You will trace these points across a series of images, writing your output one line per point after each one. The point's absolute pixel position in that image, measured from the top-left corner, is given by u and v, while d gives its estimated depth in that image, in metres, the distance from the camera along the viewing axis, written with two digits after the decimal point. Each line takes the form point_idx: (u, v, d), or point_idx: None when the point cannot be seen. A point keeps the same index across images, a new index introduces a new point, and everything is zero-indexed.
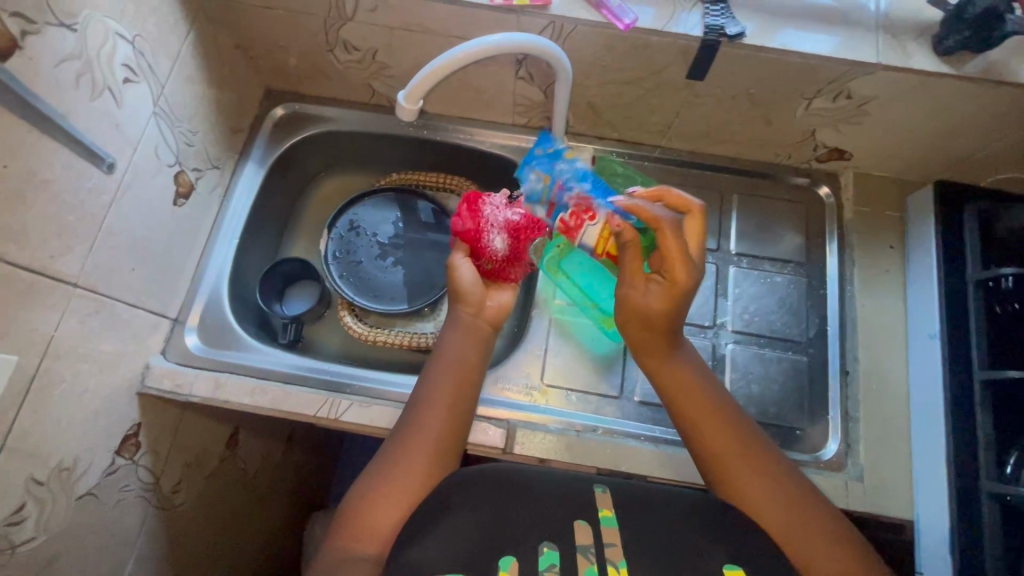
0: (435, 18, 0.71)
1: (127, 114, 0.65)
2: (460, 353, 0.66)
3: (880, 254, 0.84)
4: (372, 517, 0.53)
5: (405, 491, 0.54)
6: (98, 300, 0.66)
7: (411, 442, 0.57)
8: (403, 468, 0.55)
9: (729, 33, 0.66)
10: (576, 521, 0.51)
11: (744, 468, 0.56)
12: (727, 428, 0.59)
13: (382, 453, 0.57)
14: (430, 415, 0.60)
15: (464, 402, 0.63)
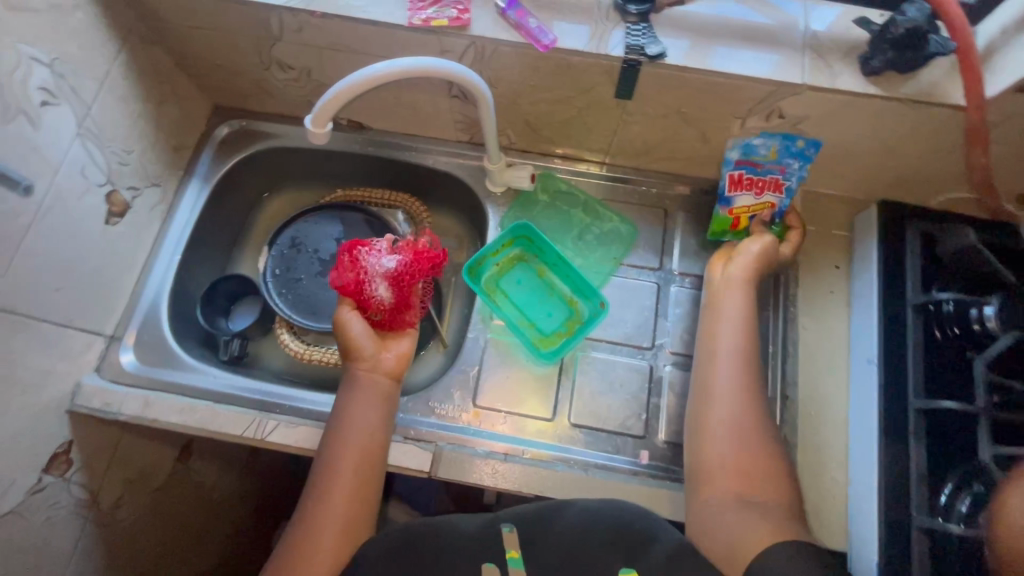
0: (359, 39, 0.71)
1: (44, 136, 0.65)
2: (362, 418, 0.68)
3: (825, 274, 0.82)
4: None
5: (319, 560, 0.59)
6: (17, 321, 0.66)
7: (318, 519, 0.61)
8: (317, 545, 0.60)
9: (648, 53, 0.64)
10: (486, 564, 0.58)
11: (733, 410, 0.64)
12: (738, 358, 0.67)
13: (295, 540, 0.61)
14: (332, 487, 0.63)
15: (368, 466, 0.66)
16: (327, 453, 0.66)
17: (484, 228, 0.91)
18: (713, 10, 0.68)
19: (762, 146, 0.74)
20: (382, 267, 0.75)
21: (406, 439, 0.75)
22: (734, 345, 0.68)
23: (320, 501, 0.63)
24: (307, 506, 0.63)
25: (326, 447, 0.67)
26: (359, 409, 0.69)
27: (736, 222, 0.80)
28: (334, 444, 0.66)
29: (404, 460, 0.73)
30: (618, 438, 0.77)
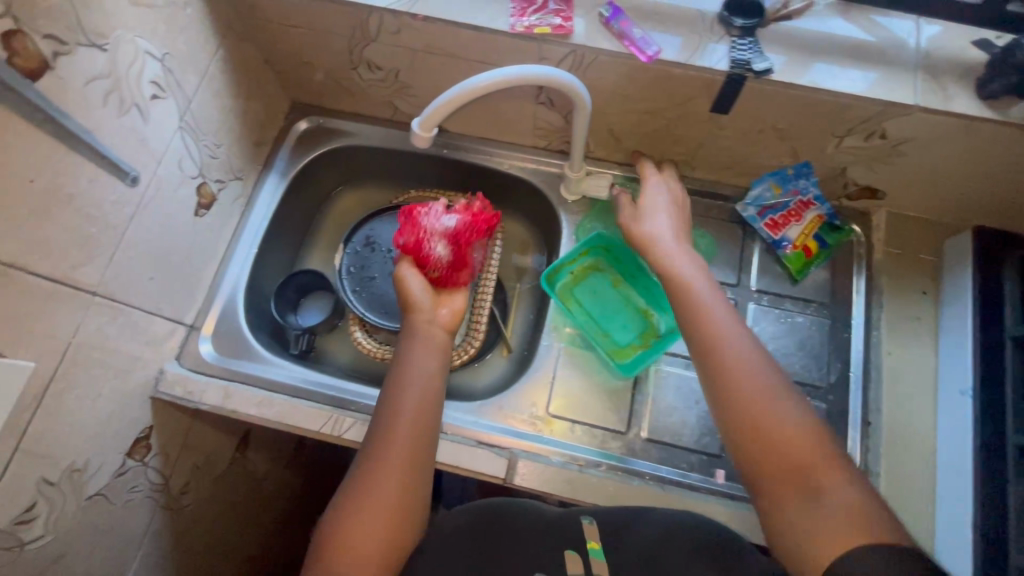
0: (456, 43, 0.71)
1: (152, 129, 0.66)
2: (422, 377, 0.66)
3: (911, 299, 0.80)
4: (353, 555, 0.54)
5: (375, 523, 0.56)
6: (116, 308, 0.67)
7: (375, 479, 0.58)
8: (369, 504, 0.56)
9: (756, 69, 0.63)
10: (566, 550, 0.55)
11: (766, 422, 0.53)
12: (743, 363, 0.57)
13: (353, 485, 0.58)
14: (391, 443, 0.60)
15: (427, 427, 0.63)
16: (385, 411, 0.63)
17: (557, 235, 0.90)
18: (820, 27, 0.67)
19: (762, 193, 0.84)
20: (441, 226, 0.77)
21: (481, 444, 0.76)
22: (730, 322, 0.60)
23: (378, 459, 0.59)
24: (363, 462, 0.60)
25: (384, 406, 0.64)
26: (418, 369, 0.66)
27: (806, 249, 0.83)
28: (392, 400, 0.64)
29: (481, 465, 0.73)
30: (693, 455, 0.77)
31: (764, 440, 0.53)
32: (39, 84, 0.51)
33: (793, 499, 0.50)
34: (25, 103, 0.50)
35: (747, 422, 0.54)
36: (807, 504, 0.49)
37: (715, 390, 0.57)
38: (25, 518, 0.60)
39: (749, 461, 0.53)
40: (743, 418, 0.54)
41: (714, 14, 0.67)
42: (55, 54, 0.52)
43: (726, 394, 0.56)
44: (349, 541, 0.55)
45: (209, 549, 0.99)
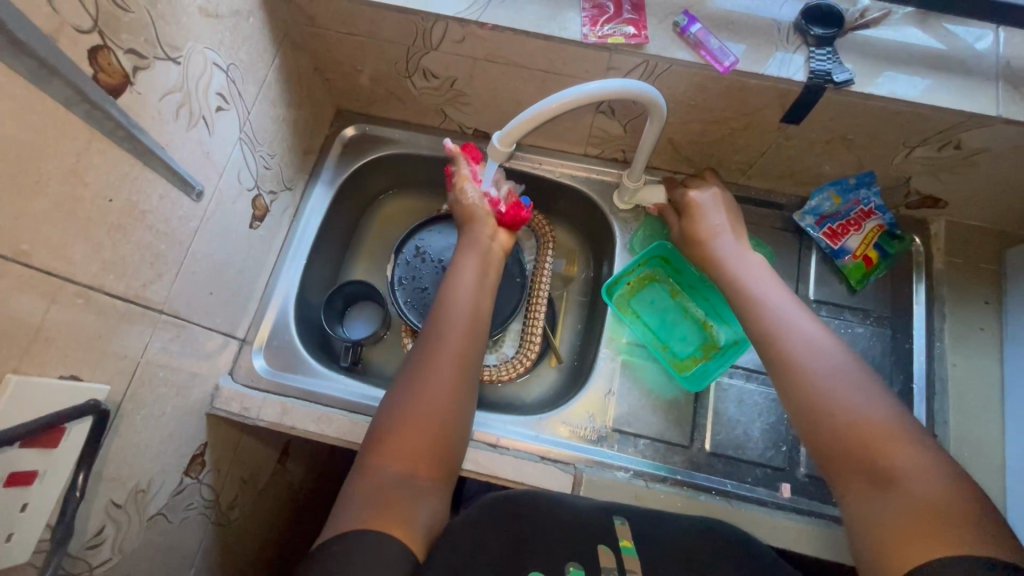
0: (523, 52, 0.70)
1: (216, 141, 0.65)
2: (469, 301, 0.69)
3: (973, 310, 0.79)
4: (408, 434, 0.56)
5: (426, 424, 0.57)
6: (179, 325, 0.66)
7: (426, 384, 0.60)
8: (427, 398, 0.59)
9: (837, 80, 0.63)
10: (599, 545, 0.53)
11: (838, 418, 0.53)
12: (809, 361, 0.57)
13: (410, 377, 0.61)
14: (441, 354, 0.63)
15: (473, 348, 0.66)
16: (435, 328, 0.66)
17: (610, 244, 0.89)
18: (897, 36, 0.66)
19: (822, 203, 0.83)
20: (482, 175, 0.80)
21: (544, 458, 0.74)
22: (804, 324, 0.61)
23: (429, 367, 0.61)
24: (413, 369, 0.62)
25: (434, 324, 0.66)
26: (465, 294, 0.69)
27: (866, 259, 0.81)
28: (442, 320, 0.66)
29: (547, 481, 0.72)
30: (758, 469, 0.76)
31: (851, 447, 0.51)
32: (120, 101, 0.50)
33: (877, 506, 0.48)
34: (107, 119, 0.48)
35: (839, 437, 0.52)
36: (888, 511, 0.47)
37: (784, 383, 0.58)
38: (95, 541, 0.59)
39: (838, 478, 0.52)
40: (828, 435, 0.53)
41: (790, 23, 0.66)
42: (135, 69, 0.51)
43: (792, 385, 0.57)
44: (401, 435, 0.56)
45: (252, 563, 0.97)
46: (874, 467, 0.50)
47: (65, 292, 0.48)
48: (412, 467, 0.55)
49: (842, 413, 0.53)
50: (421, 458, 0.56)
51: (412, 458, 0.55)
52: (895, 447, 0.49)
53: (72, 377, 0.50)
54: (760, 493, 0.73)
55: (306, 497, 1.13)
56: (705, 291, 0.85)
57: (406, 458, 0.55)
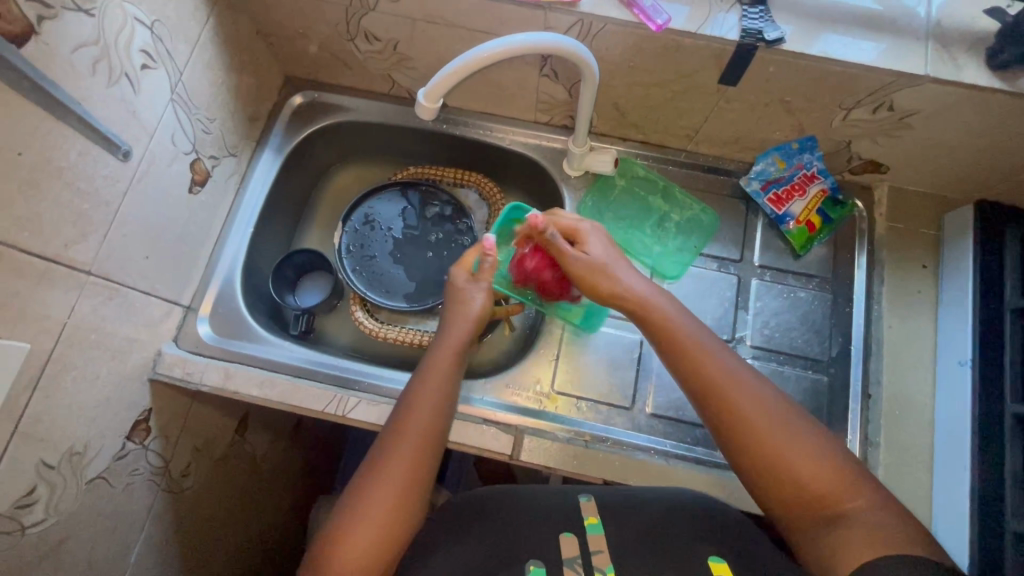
0: (459, 12, 0.69)
1: (143, 100, 0.64)
2: (424, 407, 0.61)
3: (911, 273, 0.80)
4: (354, 542, 0.53)
5: (363, 542, 0.53)
6: (111, 288, 0.65)
7: (374, 500, 0.55)
8: (380, 494, 0.55)
9: (767, 38, 0.63)
10: (563, 534, 0.53)
11: (793, 451, 0.51)
12: (753, 398, 0.54)
13: (366, 467, 0.57)
14: (390, 465, 0.57)
15: (431, 445, 0.60)
16: (385, 436, 0.60)
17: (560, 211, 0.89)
18: None
19: (767, 167, 0.84)
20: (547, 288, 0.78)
21: (486, 421, 0.75)
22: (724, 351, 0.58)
23: (375, 483, 0.56)
24: (359, 481, 0.57)
25: (386, 433, 0.60)
26: (420, 396, 0.62)
27: (809, 224, 0.82)
28: (393, 429, 0.60)
29: (489, 442, 0.73)
30: (698, 429, 0.77)
31: (737, 425, 0.54)
32: (24, 50, 0.49)
33: (818, 527, 0.49)
34: (10, 70, 0.48)
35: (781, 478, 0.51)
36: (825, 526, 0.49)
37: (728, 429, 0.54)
38: (26, 501, 0.59)
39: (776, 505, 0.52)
40: (759, 467, 0.52)
41: None
42: (39, 18, 0.50)
43: (739, 429, 0.53)
44: (340, 552, 0.53)
45: (213, 533, 0.98)
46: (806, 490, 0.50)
47: None
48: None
49: (796, 442, 0.52)
50: (375, 558, 0.53)
51: (355, 575, 0.52)
52: (766, 412, 0.54)
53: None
54: (698, 452, 0.75)
55: (270, 468, 1.13)
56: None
57: (347, 574, 0.52)
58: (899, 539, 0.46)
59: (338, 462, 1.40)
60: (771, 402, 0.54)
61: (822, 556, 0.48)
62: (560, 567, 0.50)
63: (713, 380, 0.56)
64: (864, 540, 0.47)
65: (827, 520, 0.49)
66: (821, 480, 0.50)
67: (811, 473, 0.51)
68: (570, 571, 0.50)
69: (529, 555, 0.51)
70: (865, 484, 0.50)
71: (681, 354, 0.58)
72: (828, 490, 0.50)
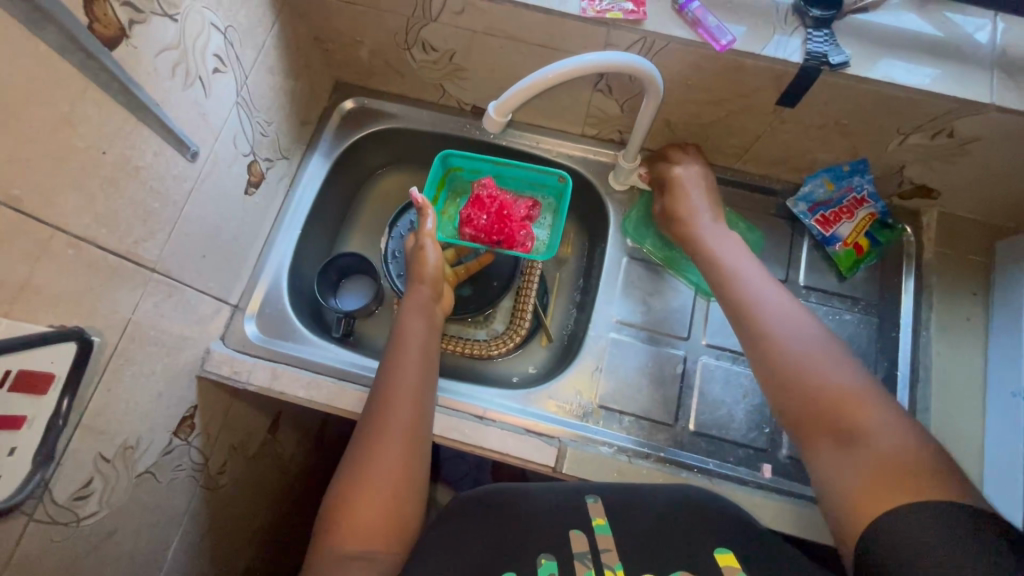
0: (521, 26, 0.70)
1: (212, 103, 0.65)
2: (407, 373, 0.65)
3: (961, 300, 0.80)
4: (358, 513, 0.56)
5: (371, 502, 0.57)
6: (171, 285, 0.66)
7: (373, 462, 0.59)
8: (374, 463, 0.59)
9: (832, 62, 0.63)
10: (571, 531, 0.56)
11: (841, 395, 0.54)
12: (799, 344, 0.59)
13: (360, 441, 0.61)
14: (384, 426, 0.61)
15: (417, 410, 0.63)
16: (375, 401, 0.64)
17: (603, 225, 0.90)
18: (897, 21, 0.67)
19: (815, 189, 0.83)
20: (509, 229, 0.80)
21: (529, 432, 0.75)
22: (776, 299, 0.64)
23: (372, 445, 0.60)
24: (358, 448, 0.60)
25: (374, 398, 0.64)
26: (400, 359, 0.67)
27: (857, 247, 0.82)
28: (381, 393, 0.64)
29: (532, 454, 0.73)
30: (741, 449, 0.76)
31: (788, 362, 0.58)
32: (116, 53, 0.50)
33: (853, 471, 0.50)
34: (102, 71, 0.49)
35: (821, 414, 0.54)
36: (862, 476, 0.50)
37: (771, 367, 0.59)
38: (83, 493, 0.59)
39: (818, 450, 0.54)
40: (807, 403, 0.56)
41: (789, 5, 0.67)
42: (131, 22, 0.51)
43: (787, 370, 0.58)
44: (351, 514, 0.56)
45: (241, 532, 0.98)
46: (848, 436, 0.52)
47: (56, 242, 0.49)
48: (370, 541, 0.56)
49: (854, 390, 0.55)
50: (378, 524, 0.56)
51: (369, 532, 0.56)
52: (813, 351, 0.58)
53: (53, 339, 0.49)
54: (742, 473, 0.74)
55: (296, 469, 1.13)
56: (500, 174, 0.87)
57: (362, 532, 0.56)
58: (930, 489, 0.47)
59: None
60: (819, 347, 0.59)
61: (854, 498, 0.50)
62: (571, 564, 0.54)
63: (766, 321, 0.62)
64: (893, 480, 0.48)
65: (850, 455, 0.52)
66: (872, 422, 0.52)
67: (860, 414, 0.53)
68: (581, 568, 0.53)
69: (541, 547, 0.55)
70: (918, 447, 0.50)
71: (746, 304, 0.64)
72: (870, 428, 0.52)
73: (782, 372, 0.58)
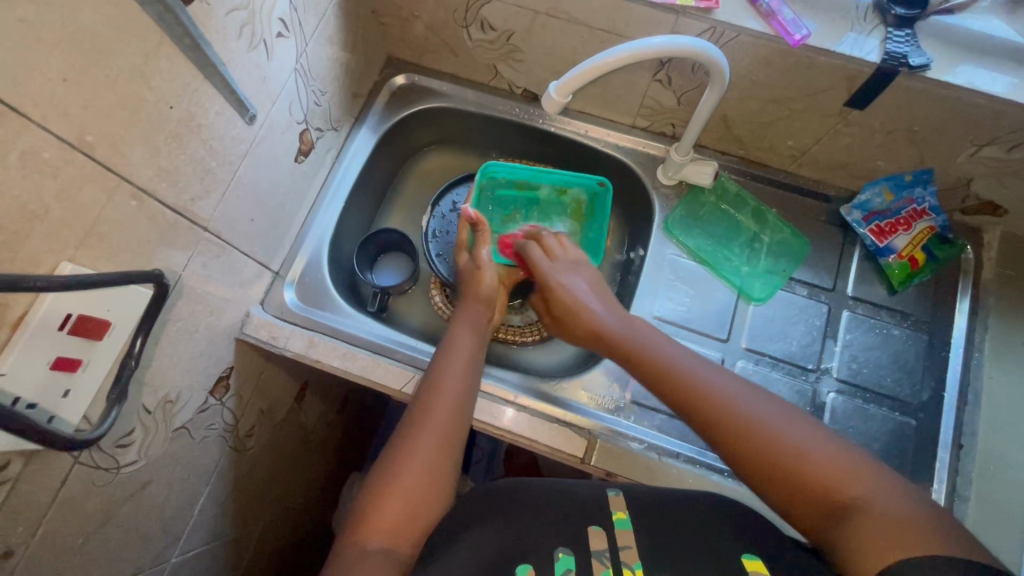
0: (586, 9, 0.69)
1: (273, 67, 0.66)
2: (449, 382, 0.64)
3: (1018, 325, 0.77)
4: (386, 512, 0.53)
5: (403, 496, 0.54)
6: (221, 246, 0.67)
7: (408, 460, 0.57)
8: (407, 465, 0.56)
9: (911, 63, 0.61)
10: (591, 526, 0.51)
11: (777, 450, 0.51)
12: (728, 414, 0.54)
13: (395, 443, 0.59)
14: (421, 428, 0.59)
15: (456, 422, 0.61)
16: (416, 405, 0.62)
17: (647, 219, 0.88)
18: (981, 26, 0.64)
19: (872, 198, 0.80)
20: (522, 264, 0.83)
21: (560, 421, 0.75)
22: (711, 369, 0.59)
23: (408, 444, 0.58)
24: (394, 444, 0.59)
25: (414, 400, 0.63)
26: (444, 366, 0.66)
27: (912, 261, 0.79)
28: (422, 395, 0.63)
29: (561, 444, 0.73)
30: None
31: (700, 411, 0.56)
32: (191, 8, 0.50)
33: (834, 533, 0.46)
34: (177, 25, 0.49)
35: (793, 490, 0.49)
36: (844, 535, 0.45)
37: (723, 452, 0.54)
38: (124, 441, 0.60)
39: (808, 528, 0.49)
40: (760, 482, 0.51)
41: (869, 2, 0.65)
42: None
43: (734, 446, 0.53)
44: (378, 511, 0.54)
45: (262, 496, 0.99)
46: (832, 506, 0.47)
47: (121, 192, 0.49)
48: (396, 539, 0.52)
49: (792, 436, 0.51)
50: (403, 528, 0.53)
51: (396, 530, 0.53)
52: (745, 411, 0.54)
53: (114, 285, 0.50)
54: None
55: (316, 440, 1.14)
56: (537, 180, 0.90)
57: (389, 528, 0.53)
58: (913, 540, 0.42)
59: (371, 439, 1.41)
60: (721, 376, 0.58)
61: (846, 545, 0.45)
62: (589, 563, 0.49)
63: (670, 367, 0.60)
64: (867, 527, 0.44)
65: (834, 526, 0.46)
66: (827, 466, 0.49)
67: (822, 465, 0.49)
68: (599, 565, 0.48)
69: (557, 542, 0.50)
70: (865, 468, 0.48)
71: (703, 400, 0.56)
72: (807, 456, 0.50)
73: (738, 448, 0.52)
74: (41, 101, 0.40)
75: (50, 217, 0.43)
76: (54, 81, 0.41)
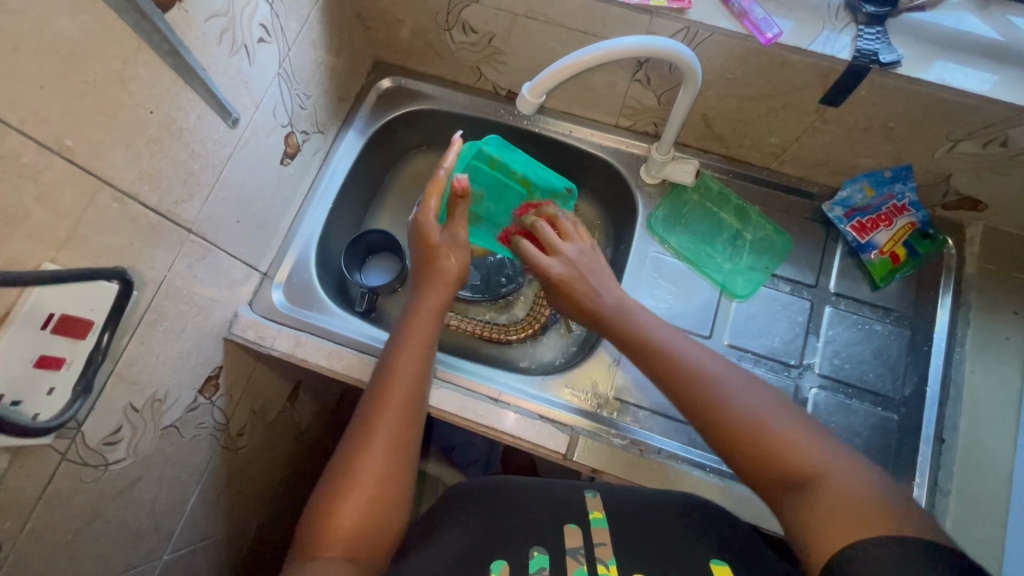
0: (563, 10, 0.70)
1: (255, 71, 0.67)
2: (399, 377, 0.62)
3: (1000, 319, 0.77)
4: (340, 522, 0.53)
5: (355, 504, 0.54)
6: (206, 247, 0.68)
7: (360, 466, 0.56)
8: (359, 472, 0.56)
9: (882, 60, 0.62)
10: (566, 525, 0.52)
11: (760, 429, 0.52)
12: (717, 393, 0.55)
13: (346, 449, 0.58)
14: (375, 426, 0.59)
15: (406, 418, 0.60)
16: (369, 400, 0.61)
17: (630, 217, 0.89)
18: (952, 22, 0.65)
19: (853, 194, 0.81)
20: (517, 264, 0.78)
21: (543, 418, 0.75)
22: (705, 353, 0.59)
23: (360, 449, 0.57)
24: (347, 449, 0.58)
25: (365, 401, 0.61)
26: (398, 357, 0.64)
27: (893, 256, 0.79)
28: (372, 396, 0.61)
29: (544, 440, 0.73)
30: None
31: (689, 385, 0.57)
32: (168, 15, 0.52)
33: (799, 509, 0.48)
34: (155, 32, 0.51)
35: (769, 467, 0.51)
36: (811, 512, 0.47)
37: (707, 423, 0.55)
38: (112, 438, 0.62)
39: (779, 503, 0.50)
40: (738, 453, 0.53)
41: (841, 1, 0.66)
42: None
43: (717, 418, 0.54)
44: (333, 522, 0.53)
45: (256, 494, 1.00)
46: (800, 485, 0.49)
47: (103, 195, 0.51)
48: (353, 547, 0.53)
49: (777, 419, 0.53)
50: (360, 533, 0.53)
51: (352, 537, 0.53)
52: (734, 390, 0.55)
53: (98, 284, 0.51)
54: None
55: (310, 440, 1.16)
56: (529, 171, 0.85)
57: (345, 537, 0.53)
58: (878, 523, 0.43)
59: None
60: (712, 357, 0.59)
61: (810, 522, 0.47)
62: (564, 562, 0.49)
63: (663, 343, 0.60)
64: (832, 506, 0.46)
65: (803, 500, 0.48)
66: (805, 450, 0.50)
67: (802, 448, 0.50)
68: (574, 563, 0.49)
69: (533, 541, 0.51)
70: (842, 455, 0.50)
71: (692, 377, 0.57)
72: (788, 437, 0.51)
73: (724, 419, 0.54)
74: (20, 107, 0.42)
75: (31, 219, 0.45)
76: (32, 88, 0.42)
